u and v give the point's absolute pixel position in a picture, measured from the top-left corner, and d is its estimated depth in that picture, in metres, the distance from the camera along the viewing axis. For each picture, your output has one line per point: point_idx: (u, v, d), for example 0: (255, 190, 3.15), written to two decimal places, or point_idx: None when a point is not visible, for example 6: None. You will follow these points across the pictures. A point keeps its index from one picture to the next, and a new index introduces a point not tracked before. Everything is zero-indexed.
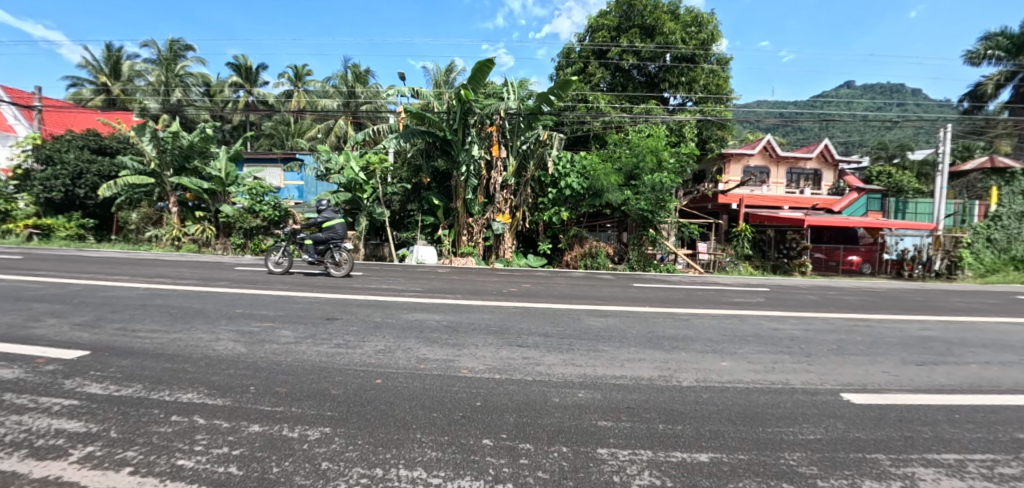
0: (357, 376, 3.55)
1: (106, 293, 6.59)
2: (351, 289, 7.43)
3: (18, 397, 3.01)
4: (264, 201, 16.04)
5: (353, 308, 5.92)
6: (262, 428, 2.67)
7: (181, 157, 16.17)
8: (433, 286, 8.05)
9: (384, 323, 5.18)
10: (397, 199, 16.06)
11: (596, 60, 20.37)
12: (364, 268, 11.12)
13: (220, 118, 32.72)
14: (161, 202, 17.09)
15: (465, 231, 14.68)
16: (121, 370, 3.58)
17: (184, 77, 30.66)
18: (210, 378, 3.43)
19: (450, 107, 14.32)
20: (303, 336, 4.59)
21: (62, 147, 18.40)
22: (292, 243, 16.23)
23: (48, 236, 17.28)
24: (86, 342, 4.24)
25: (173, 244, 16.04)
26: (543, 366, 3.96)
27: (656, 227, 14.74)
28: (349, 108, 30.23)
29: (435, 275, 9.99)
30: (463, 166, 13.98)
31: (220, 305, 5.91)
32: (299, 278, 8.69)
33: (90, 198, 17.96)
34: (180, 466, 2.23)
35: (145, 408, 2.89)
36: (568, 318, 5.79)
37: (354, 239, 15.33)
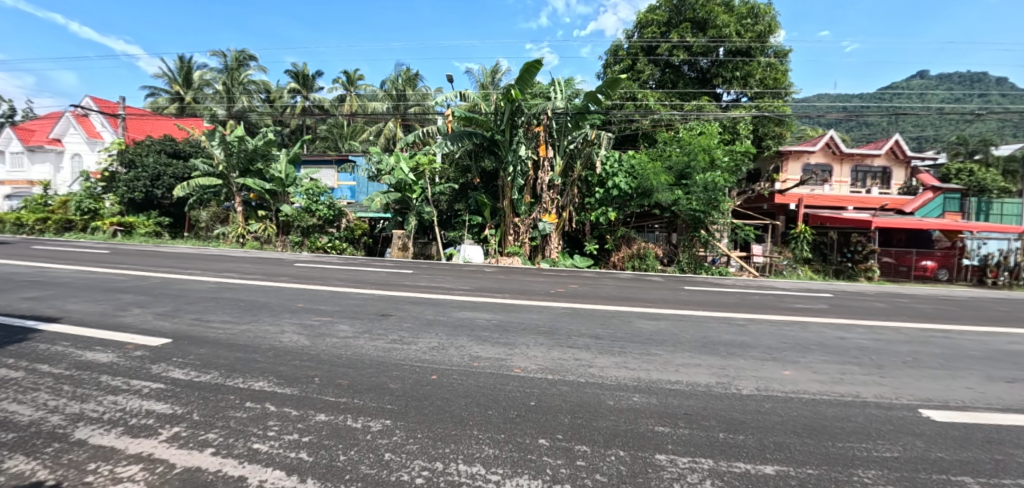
0: (414, 371, 3.67)
1: (182, 286, 7.15)
2: (403, 286, 7.66)
3: (113, 379, 3.33)
4: (319, 201, 16.90)
5: (405, 306, 6.10)
6: (327, 417, 2.81)
7: (245, 160, 17.20)
8: (480, 285, 8.14)
9: (436, 321, 5.32)
10: (445, 199, 16.46)
11: (645, 57, 19.88)
12: (414, 266, 11.45)
13: (280, 123, 34.62)
14: (227, 201, 18.32)
15: (512, 231, 14.75)
16: (199, 358, 3.86)
17: (248, 85, 32.67)
18: (279, 369, 3.63)
19: (496, 107, 14.44)
20: (361, 331, 4.78)
21: (142, 151, 20.09)
22: (345, 242, 16.93)
23: (129, 233, 18.93)
24: (167, 331, 4.62)
25: (237, 241, 17.11)
26: (595, 368, 3.93)
27: (708, 228, 14.19)
28: (398, 111, 31.14)
29: (482, 273, 10.10)
30: (511, 167, 14.12)
31: (283, 300, 6.26)
32: (353, 275, 9.06)
33: (166, 199, 19.56)
34: (255, 450, 2.39)
35: (223, 394, 3.12)
36: (617, 320, 5.69)
37: (403, 238, 15.80)
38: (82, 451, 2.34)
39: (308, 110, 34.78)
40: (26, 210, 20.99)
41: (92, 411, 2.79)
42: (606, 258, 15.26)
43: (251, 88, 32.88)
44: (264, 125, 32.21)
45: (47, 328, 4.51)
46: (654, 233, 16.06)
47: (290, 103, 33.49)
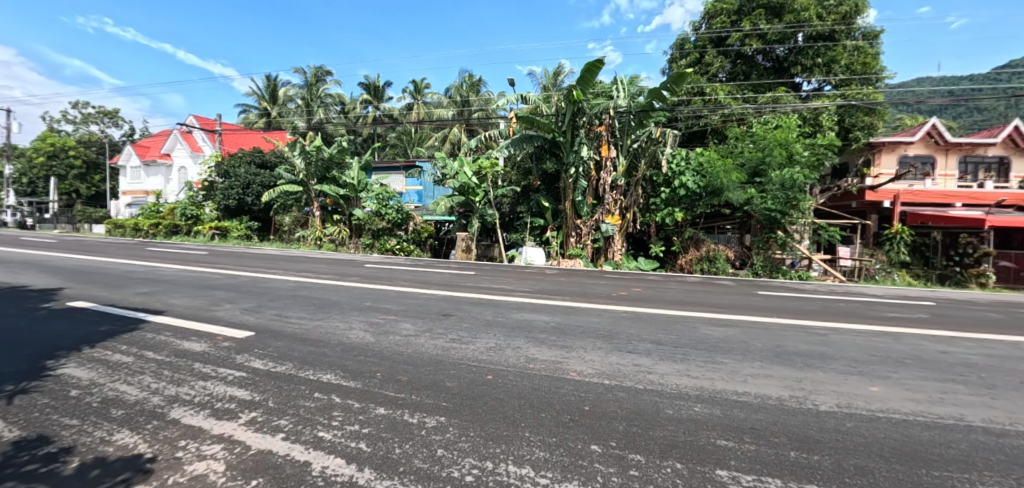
0: (470, 370, 3.73)
1: (266, 284, 7.85)
2: (464, 288, 7.85)
3: (205, 366, 3.72)
4: (389, 206, 17.85)
5: (465, 306, 6.25)
6: (386, 411, 2.93)
7: (322, 168, 18.58)
8: (540, 287, 8.14)
9: (493, 321, 5.38)
10: (508, 201, 16.64)
11: (714, 48, 18.82)
12: (476, 268, 11.72)
13: (354, 132, 36.95)
14: (307, 206, 19.86)
15: (574, 233, 14.64)
16: (276, 350, 4.21)
17: (325, 99, 35.27)
18: (345, 363, 3.86)
19: (558, 109, 14.47)
20: (422, 330, 4.95)
21: (235, 163, 22.32)
22: (412, 244, 17.73)
23: (225, 235, 21.19)
24: (252, 325, 5.09)
25: (315, 243, 18.69)
26: (654, 375, 3.77)
27: (786, 229, 13.02)
28: (462, 117, 32.08)
29: (542, 276, 10.10)
30: (572, 168, 14.08)
31: (353, 298, 6.66)
32: (417, 275, 9.44)
33: (255, 205, 21.60)
34: (320, 438, 2.55)
35: (295, 384, 3.37)
36: (681, 326, 5.43)
37: (467, 240, 16.55)
38: (176, 429, 2.63)
39: (379, 119, 36.81)
40: (143, 216, 24.05)
41: (186, 394, 3.14)
42: (672, 260, 14.61)
43: (328, 102, 35.45)
44: (339, 135, 34.58)
45: (155, 320, 5.15)
46: (726, 234, 15.18)
47: (362, 113, 35.64)
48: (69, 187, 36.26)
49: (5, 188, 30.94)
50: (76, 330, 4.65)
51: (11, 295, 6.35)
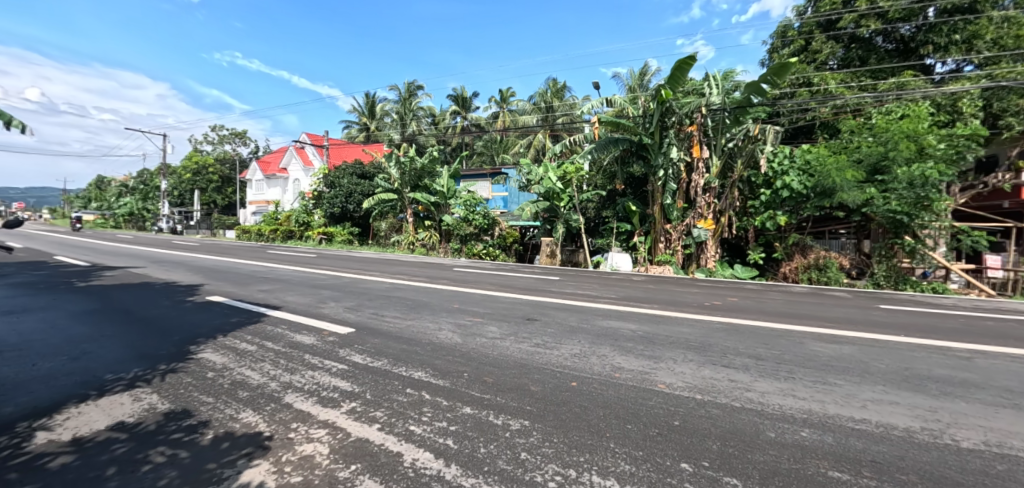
0: (554, 376, 3.71)
1: (366, 285, 8.53)
2: (548, 293, 7.87)
3: (313, 358, 4.11)
4: (476, 212, 18.39)
5: (549, 311, 6.25)
6: (473, 410, 3.02)
7: (415, 177, 19.82)
8: (626, 294, 7.89)
9: (578, 328, 5.31)
10: (592, 206, 16.23)
11: (822, 34, 16.97)
12: (559, 273, 11.70)
13: (444, 143, 38.96)
14: (401, 213, 21.22)
15: (663, 238, 14.05)
16: (373, 346, 4.54)
17: (418, 112, 37.67)
18: (435, 362, 4.05)
19: (645, 110, 14.09)
20: (507, 333, 5.04)
21: (339, 174, 24.58)
22: (498, 249, 18.12)
23: (331, 240, 23.56)
24: (353, 322, 5.55)
25: (409, 247, 20.04)
26: (753, 393, 3.45)
27: (915, 234, 11.15)
28: (545, 123, 32.42)
29: (629, 282, 9.79)
30: (661, 171, 13.53)
31: (442, 300, 6.98)
32: (503, 280, 9.66)
33: (357, 212, 23.66)
34: (411, 431, 2.69)
35: (389, 379, 3.60)
36: (785, 341, 4.92)
37: (551, 245, 16.55)
38: (290, 412, 2.94)
39: (466, 129, 38.41)
40: (265, 223, 27.45)
41: (298, 381, 3.50)
42: (774, 268, 13.33)
43: (420, 114, 37.83)
44: (430, 145, 36.66)
45: (274, 314, 5.84)
46: (839, 239, 13.54)
47: (451, 124, 37.47)
48: (209, 198, 42.58)
49: (163, 200, 37.15)
50: (213, 321, 5.43)
51: (168, 289, 7.59)
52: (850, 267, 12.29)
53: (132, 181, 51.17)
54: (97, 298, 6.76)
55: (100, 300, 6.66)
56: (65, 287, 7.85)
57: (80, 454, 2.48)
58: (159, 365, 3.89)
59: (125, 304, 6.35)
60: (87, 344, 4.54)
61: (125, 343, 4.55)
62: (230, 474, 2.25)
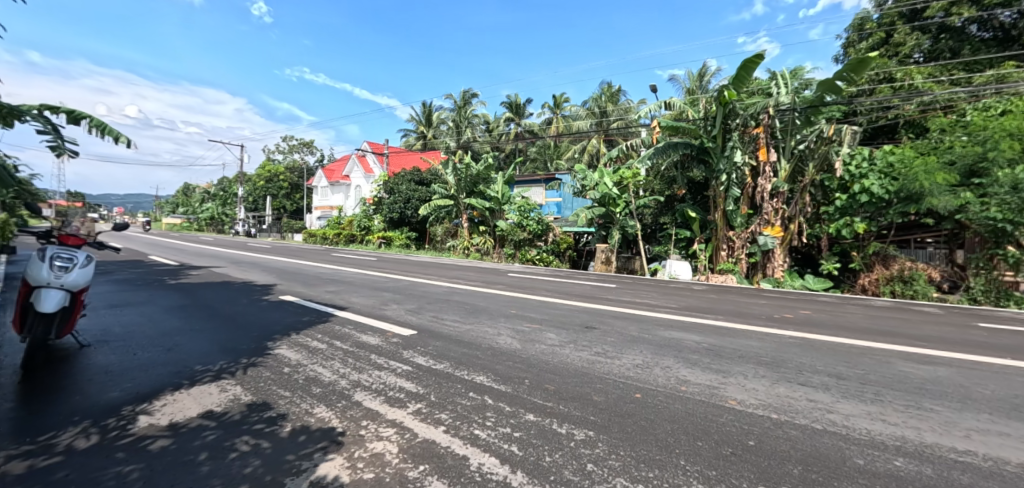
0: (616, 387, 3.63)
1: (425, 289, 8.79)
2: (605, 300, 7.73)
3: (379, 358, 4.27)
4: (530, 217, 18.60)
5: (608, 319, 6.13)
6: (536, 418, 3.00)
7: (470, 183, 20.18)
8: (688, 304, 7.60)
9: (639, 338, 5.17)
10: (650, 212, 15.98)
11: (906, 25, 15.63)
12: (615, 280, 11.48)
13: (497, 149, 39.55)
14: (456, 219, 21.74)
15: (725, 246, 13.46)
16: (434, 349, 4.65)
17: (473, 119, 38.59)
18: (496, 367, 4.08)
19: (706, 112, 13.68)
20: (566, 341, 4.99)
21: (398, 181, 25.54)
22: (551, 255, 18.29)
23: (389, 244, 24.66)
24: (415, 324, 5.72)
25: (463, 252, 20.42)
26: (836, 415, 3.19)
27: (1020, 243, 9.69)
28: (599, 128, 32.08)
29: (689, 291, 9.43)
30: (723, 175, 13.01)
31: (500, 305, 7.05)
32: (558, 286, 9.61)
33: (414, 217, 24.54)
34: (476, 435, 2.72)
35: (452, 382, 3.66)
36: (870, 360, 4.52)
37: (606, 251, 16.34)
38: (360, 410, 3.07)
39: (519, 136, 38.78)
40: (329, 227, 29.13)
41: (365, 381, 3.64)
42: (850, 280, 12.33)
43: (475, 122, 38.71)
44: (484, 152, 37.34)
45: (341, 314, 6.14)
46: (926, 250, 12.39)
47: (505, 131, 37.95)
48: (280, 204, 45.79)
49: (241, 205, 40.39)
50: (287, 319, 5.79)
51: (247, 288, 8.20)
52: (940, 280, 11.00)
53: (214, 187, 55.97)
54: (187, 295, 7.44)
55: (189, 297, 7.31)
56: (161, 283, 8.70)
57: (176, 438, 2.71)
58: (242, 359, 4.20)
59: (210, 301, 6.92)
60: (180, 336, 4.99)
61: (212, 338, 4.94)
62: (307, 466, 2.37)
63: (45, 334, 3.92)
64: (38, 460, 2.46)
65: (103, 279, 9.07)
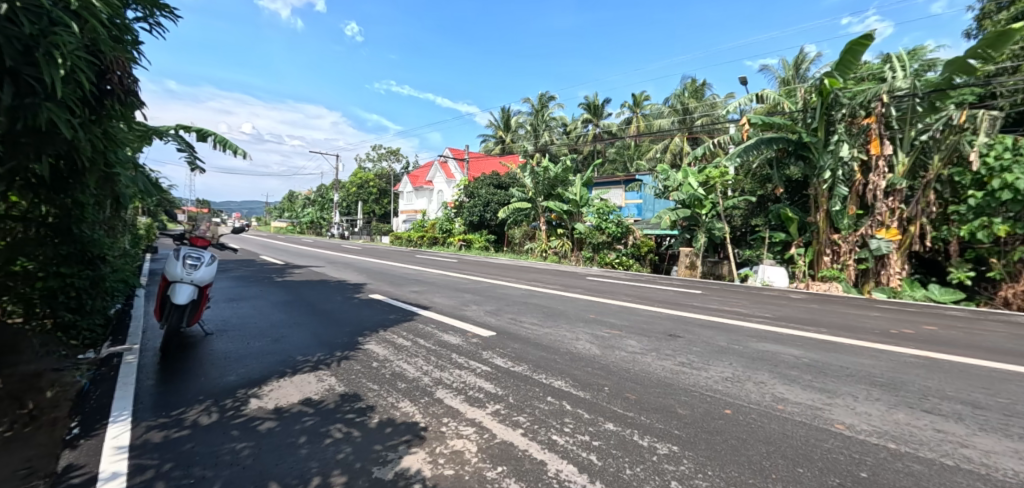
0: (704, 400, 3.40)
1: (504, 291, 8.95)
2: (690, 307, 7.33)
3: (460, 357, 4.41)
4: (609, 220, 18.27)
5: (694, 328, 5.78)
6: (616, 427, 2.90)
7: (548, 186, 20.06)
8: (785, 314, 6.94)
9: (728, 349, 4.82)
10: (739, 214, 15.19)
11: None
12: (701, 286, 10.84)
13: (575, 151, 39.26)
14: (534, 221, 21.95)
15: (829, 250, 12.19)
16: (513, 351, 4.70)
17: (551, 122, 38.84)
18: (574, 372, 4.02)
19: (806, 103, 12.52)
20: (648, 349, 4.78)
21: (478, 185, 26.32)
22: (631, 258, 17.75)
23: (469, 246, 25.61)
24: (494, 326, 5.83)
25: (542, 254, 20.75)
26: (975, 451, 2.70)
27: None
28: (684, 126, 30.53)
29: (787, 300, 8.62)
30: (826, 172, 11.80)
31: (579, 309, 6.96)
32: (640, 291, 9.28)
33: (493, 220, 25.23)
34: (554, 441, 2.69)
35: (530, 385, 3.67)
36: (1021, 388, 3.78)
37: (691, 255, 15.47)
38: (442, 407, 3.18)
39: (598, 137, 38.20)
40: (414, 230, 30.93)
41: (447, 378, 3.78)
42: (989, 291, 10.50)
43: (552, 124, 38.91)
44: (562, 154, 37.32)
45: (423, 313, 6.45)
46: None
47: (583, 132, 37.37)
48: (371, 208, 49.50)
49: (337, 209, 44.29)
50: (376, 316, 6.20)
51: (342, 286, 8.93)
52: None
53: (315, 193, 61.91)
54: (291, 291, 8.26)
55: (292, 293, 8.11)
56: (271, 281, 9.77)
57: (280, 421, 3.00)
58: (336, 352, 4.56)
59: (310, 298, 7.62)
60: (285, 329, 5.55)
61: (312, 331, 5.41)
62: (393, 458, 2.49)
63: (178, 323, 4.58)
64: (171, 431, 2.85)
65: (226, 276, 10.40)
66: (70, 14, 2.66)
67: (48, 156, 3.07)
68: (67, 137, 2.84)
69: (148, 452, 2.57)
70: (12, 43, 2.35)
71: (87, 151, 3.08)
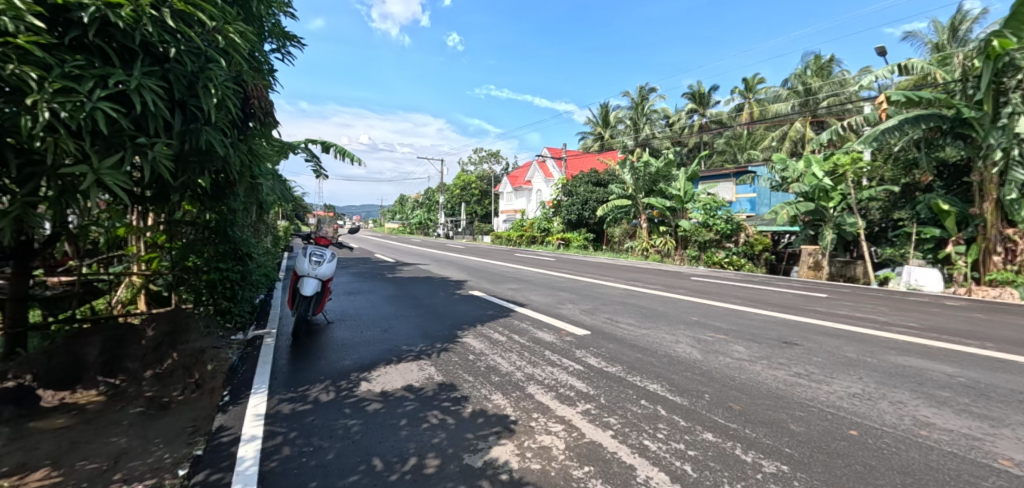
0: (823, 417, 3.00)
1: (601, 290, 8.81)
2: (812, 313, 6.51)
3: (553, 355, 4.44)
4: (717, 216, 17.02)
5: (815, 336, 5.13)
6: (715, 438, 2.70)
7: (650, 181, 19.32)
8: (940, 324, 5.81)
9: (857, 361, 4.19)
10: (877, 207, 13.29)
11: None
12: (827, 289, 9.53)
13: (679, 144, 37.09)
14: (634, 219, 21.03)
15: (1000, 250, 10.00)
16: (607, 351, 4.61)
17: (651, 115, 37.29)
18: (671, 376, 3.82)
19: (968, 71, 10.49)
20: (757, 357, 4.35)
21: (576, 183, 26.16)
22: (743, 257, 16.44)
23: (568, 244, 25.71)
24: (589, 325, 5.77)
25: (643, 253, 19.87)
26: None
27: None
28: (806, 109, 27.11)
29: (946, 308, 7.21)
30: (997, 152, 9.55)
31: (680, 311, 6.58)
32: (752, 293, 8.47)
33: (591, 218, 24.96)
34: (645, 446, 2.59)
35: (624, 387, 3.57)
36: None
37: (815, 254, 13.69)
38: (532, 402, 3.24)
39: (704, 128, 35.67)
40: (514, 229, 31.88)
41: (539, 375, 3.83)
42: None
43: (653, 117, 37.32)
44: (664, 148, 35.56)
45: (518, 310, 6.61)
46: None
47: (688, 124, 35.23)
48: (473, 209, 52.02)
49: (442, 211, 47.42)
50: (474, 312, 6.51)
51: (444, 283, 9.53)
52: None
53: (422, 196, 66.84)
54: (400, 287, 9.03)
55: (400, 288, 8.85)
56: (383, 277, 10.75)
57: (385, 403, 3.30)
58: (436, 344, 4.89)
59: (415, 293, 8.26)
60: (392, 320, 6.10)
61: (416, 324, 5.87)
62: (484, 447, 2.60)
63: (307, 313, 5.27)
64: (297, 404, 3.30)
65: (347, 272, 11.73)
66: (221, 53, 3.19)
67: (210, 172, 3.69)
68: (220, 155, 3.40)
69: (279, 421, 3.00)
70: (180, 80, 2.92)
71: (237, 165, 3.63)
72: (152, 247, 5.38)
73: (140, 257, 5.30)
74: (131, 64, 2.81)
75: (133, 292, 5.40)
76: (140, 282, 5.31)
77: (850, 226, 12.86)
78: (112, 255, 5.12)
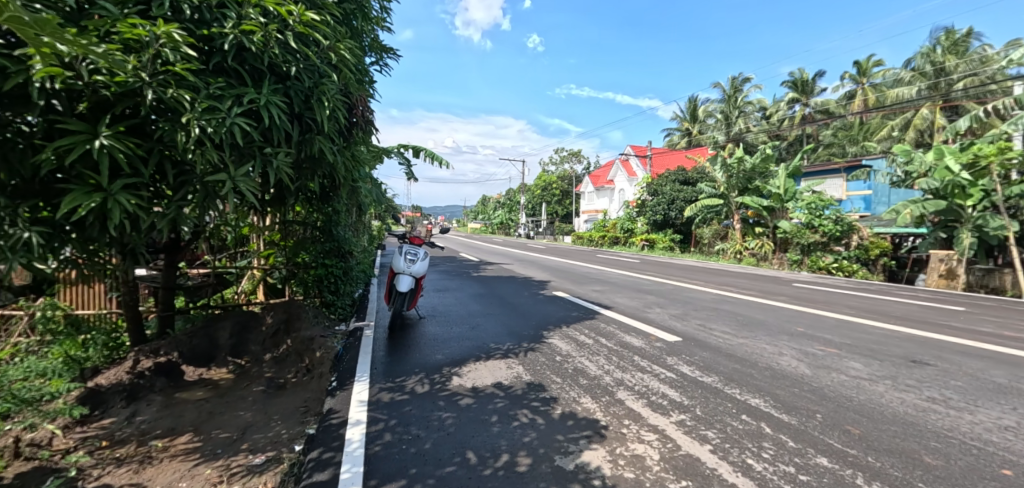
0: (967, 451, 2.57)
1: (690, 294, 8.34)
2: (948, 328, 5.61)
3: (642, 361, 4.29)
4: (823, 216, 15.40)
5: (953, 356, 4.41)
6: (831, 464, 2.42)
7: (745, 178, 17.99)
8: None
9: (1014, 388, 3.53)
10: None
11: None
12: (967, 302, 8.15)
13: (778, 137, 34.03)
14: (727, 219, 19.73)
15: None
16: (702, 359, 4.35)
17: (745, 107, 34.72)
18: (776, 391, 3.50)
19: None
20: (880, 376, 3.85)
21: (661, 182, 25.11)
22: (856, 262, 14.63)
23: (653, 246, 24.76)
24: (679, 331, 5.49)
25: (735, 256, 18.61)
26: None
27: None
28: (937, 92, 23.50)
29: None
30: None
31: (782, 320, 6.02)
32: (871, 303, 7.48)
33: (677, 218, 23.77)
34: (749, 465, 2.40)
35: (722, 399, 3.34)
36: None
37: (949, 260, 11.83)
38: (622, 409, 3.14)
39: (807, 118, 32.35)
40: (595, 230, 31.45)
41: (629, 380, 3.72)
42: None
43: (747, 110, 34.71)
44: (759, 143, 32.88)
45: (601, 313, 6.49)
46: None
47: (788, 116, 32.32)
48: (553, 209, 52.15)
49: (522, 212, 48.13)
50: (557, 313, 6.49)
51: (526, 282, 9.64)
52: None
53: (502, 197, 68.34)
54: (484, 285, 9.28)
55: (485, 287, 9.09)
56: (468, 275, 11.15)
57: (476, 399, 3.40)
58: (523, 343, 4.93)
59: (498, 292, 8.45)
60: (479, 318, 6.27)
61: (501, 323, 5.98)
62: (574, 450, 2.57)
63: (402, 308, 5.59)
64: (395, 394, 3.51)
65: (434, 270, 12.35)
66: (332, 67, 3.48)
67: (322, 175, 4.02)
68: (330, 161, 3.71)
69: (379, 408, 3.22)
70: (297, 94, 3.25)
71: (342, 170, 3.94)
72: (270, 244, 5.96)
73: (260, 253, 5.91)
74: (260, 83, 3.18)
75: (253, 284, 6.00)
76: (259, 275, 5.88)
77: (996, 229, 10.86)
78: (238, 251, 5.83)
